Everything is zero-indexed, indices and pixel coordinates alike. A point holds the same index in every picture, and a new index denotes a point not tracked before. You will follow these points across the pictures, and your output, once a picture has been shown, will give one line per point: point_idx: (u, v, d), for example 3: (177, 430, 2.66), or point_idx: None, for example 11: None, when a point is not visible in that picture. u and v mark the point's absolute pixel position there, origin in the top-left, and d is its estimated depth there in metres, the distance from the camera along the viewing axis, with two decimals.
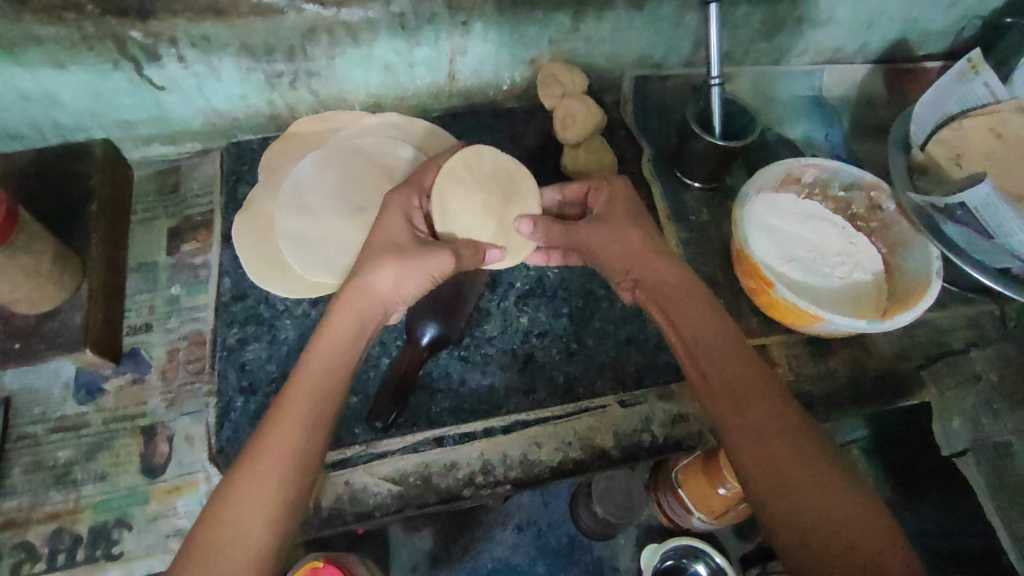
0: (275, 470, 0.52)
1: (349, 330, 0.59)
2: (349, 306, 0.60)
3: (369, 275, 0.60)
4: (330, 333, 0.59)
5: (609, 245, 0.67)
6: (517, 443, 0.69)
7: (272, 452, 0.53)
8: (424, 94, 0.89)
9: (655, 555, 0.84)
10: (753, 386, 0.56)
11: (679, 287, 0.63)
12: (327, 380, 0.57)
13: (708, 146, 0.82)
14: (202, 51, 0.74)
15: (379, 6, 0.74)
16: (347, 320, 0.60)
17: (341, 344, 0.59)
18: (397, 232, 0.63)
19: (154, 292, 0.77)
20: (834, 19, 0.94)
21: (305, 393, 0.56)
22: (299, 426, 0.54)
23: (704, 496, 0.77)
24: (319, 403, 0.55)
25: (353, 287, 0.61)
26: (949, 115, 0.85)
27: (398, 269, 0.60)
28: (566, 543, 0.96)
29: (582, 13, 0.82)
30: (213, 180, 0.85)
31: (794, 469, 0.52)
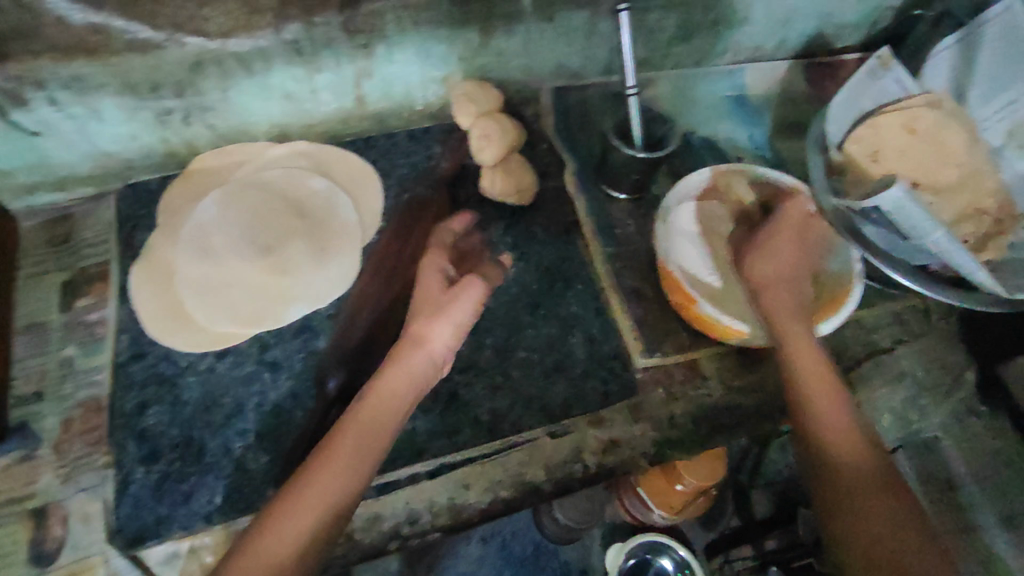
0: (315, 512, 0.52)
1: (406, 387, 0.61)
2: (406, 359, 0.63)
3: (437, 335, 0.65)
4: (387, 388, 0.61)
5: (772, 255, 0.71)
6: (445, 488, 0.67)
7: (318, 491, 0.53)
8: (333, 120, 0.85)
9: (620, 553, 1.05)
10: (832, 405, 0.63)
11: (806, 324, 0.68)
12: (379, 425, 0.59)
13: (629, 159, 0.80)
14: (77, 92, 0.68)
15: (268, 33, 0.69)
16: (398, 373, 0.62)
17: (392, 395, 0.60)
18: (434, 285, 0.68)
19: (45, 355, 0.71)
20: (750, 18, 0.93)
21: (356, 434, 0.58)
22: (345, 462, 0.56)
23: (666, 494, 0.98)
24: (367, 446, 0.57)
25: (410, 343, 0.64)
26: (865, 111, 0.85)
27: (450, 319, 0.66)
28: (532, 549, 1.16)
29: (489, 28, 0.79)
30: (109, 228, 0.79)
31: (867, 496, 0.57)
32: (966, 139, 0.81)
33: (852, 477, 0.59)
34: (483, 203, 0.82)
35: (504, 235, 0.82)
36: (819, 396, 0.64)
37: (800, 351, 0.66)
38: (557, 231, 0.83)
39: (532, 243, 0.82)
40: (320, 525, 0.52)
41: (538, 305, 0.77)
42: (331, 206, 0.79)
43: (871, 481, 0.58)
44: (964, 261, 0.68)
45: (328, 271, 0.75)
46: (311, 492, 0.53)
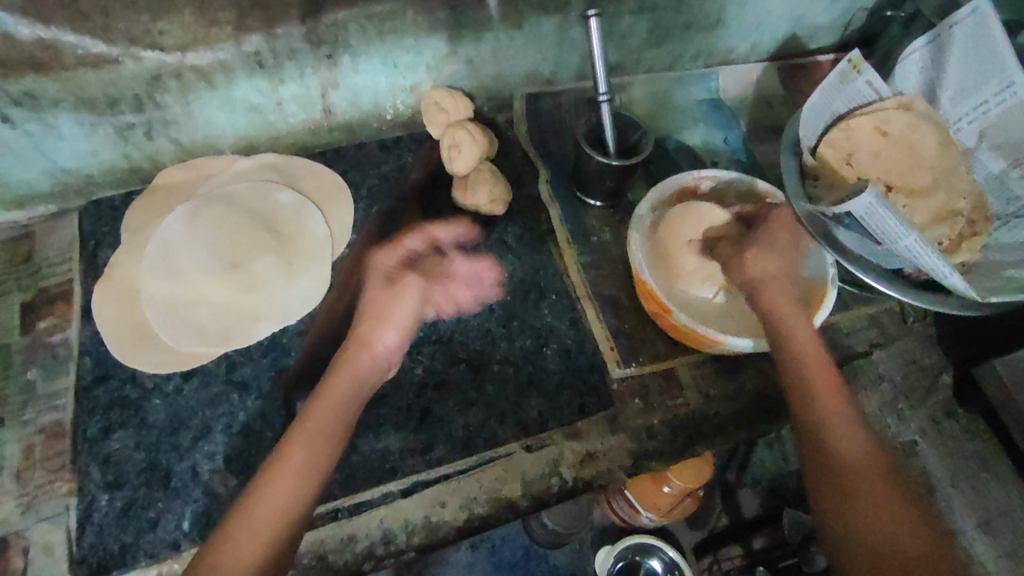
0: (270, 529, 0.53)
1: (349, 392, 0.62)
2: (351, 363, 0.64)
3: (377, 341, 0.66)
4: (334, 390, 0.62)
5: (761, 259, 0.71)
6: (419, 507, 0.65)
7: (267, 507, 0.53)
8: (301, 131, 0.83)
9: (609, 556, 1.04)
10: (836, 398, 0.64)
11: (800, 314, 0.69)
12: (326, 437, 0.58)
13: (602, 166, 0.79)
14: (31, 108, 0.66)
15: (229, 46, 0.68)
16: (345, 380, 0.63)
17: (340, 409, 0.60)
18: (380, 297, 0.69)
19: (6, 380, 0.69)
20: (721, 21, 0.92)
21: (303, 450, 0.57)
22: (298, 478, 0.55)
23: (654, 497, 0.99)
24: (316, 454, 0.57)
25: (356, 349, 0.66)
26: (839, 114, 0.85)
27: (387, 324, 0.67)
28: (521, 554, 1.16)
29: (457, 36, 0.78)
30: (72, 245, 0.77)
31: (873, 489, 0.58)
32: (938, 139, 0.81)
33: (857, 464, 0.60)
34: (456, 214, 0.81)
35: (476, 246, 0.81)
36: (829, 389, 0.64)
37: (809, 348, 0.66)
38: (530, 240, 0.82)
39: (505, 254, 0.81)
40: (274, 542, 0.52)
41: (512, 317, 0.76)
42: (298, 221, 0.78)
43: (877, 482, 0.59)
44: (936, 265, 0.68)
45: (295, 287, 0.73)
46: (262, 508, 0.53)
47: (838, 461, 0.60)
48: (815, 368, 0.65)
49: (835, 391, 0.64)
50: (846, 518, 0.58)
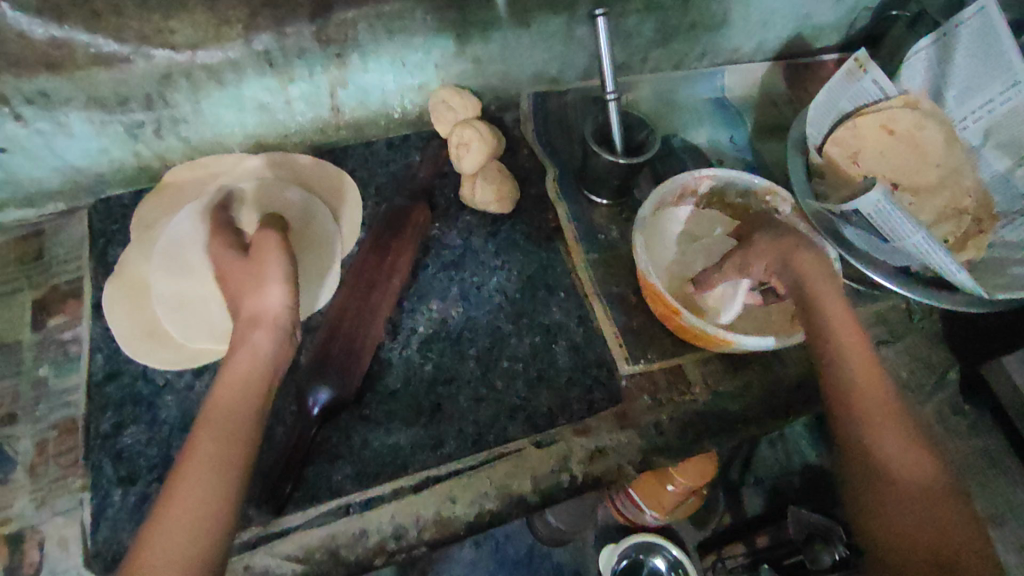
0: (187, 517, 0.46)
1: (251, 368, 0.56)
2: (244, 339, 0.58)
3: (254, 293, 0.60)
4: (233, 372, 0.56)
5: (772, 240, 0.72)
6: (430, 502, 0.65)
7: (180, 500, 0.47)
8: (309, 130, 0.84)
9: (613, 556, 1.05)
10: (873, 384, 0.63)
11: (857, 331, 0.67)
12: (231, 409, 0.53)
13: (609, 165, 0.79)
14: (43, 106, 0.67)
15: (239, 44, 0.69)
16: (243, 353, 0.57)
17: (237, 385, 0.55)
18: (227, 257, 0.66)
19: (18, 376, 0.70)
20: (727, 21, 0.93)
21: (209, 440, 0.51)
22: (208, 461, 0.50)
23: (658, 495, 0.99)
24: (230, 435, 0.51)
25: (245, 323, 0.59)
26: (844, 113, 0.85)
27: (258, 284, 0.61)
28: (525, 552, 1.16)
29: (465, 35, 0.78)
30: (82, 243, 0.77)
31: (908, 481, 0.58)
32: (945, 138, 0.82)
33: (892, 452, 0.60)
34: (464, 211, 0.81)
35: (485, 243, 0.81)
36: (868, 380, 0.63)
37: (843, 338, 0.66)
38: (538, 237, 0.83)
39: (513, 251, 0.81)
40: (197, 535, 0.46)
41: (521, 314, 0.76)
42: (306, 217, 0.78)
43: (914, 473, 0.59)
44: (943, 262, 0.69)
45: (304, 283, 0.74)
46: (175, 507, 0.47)
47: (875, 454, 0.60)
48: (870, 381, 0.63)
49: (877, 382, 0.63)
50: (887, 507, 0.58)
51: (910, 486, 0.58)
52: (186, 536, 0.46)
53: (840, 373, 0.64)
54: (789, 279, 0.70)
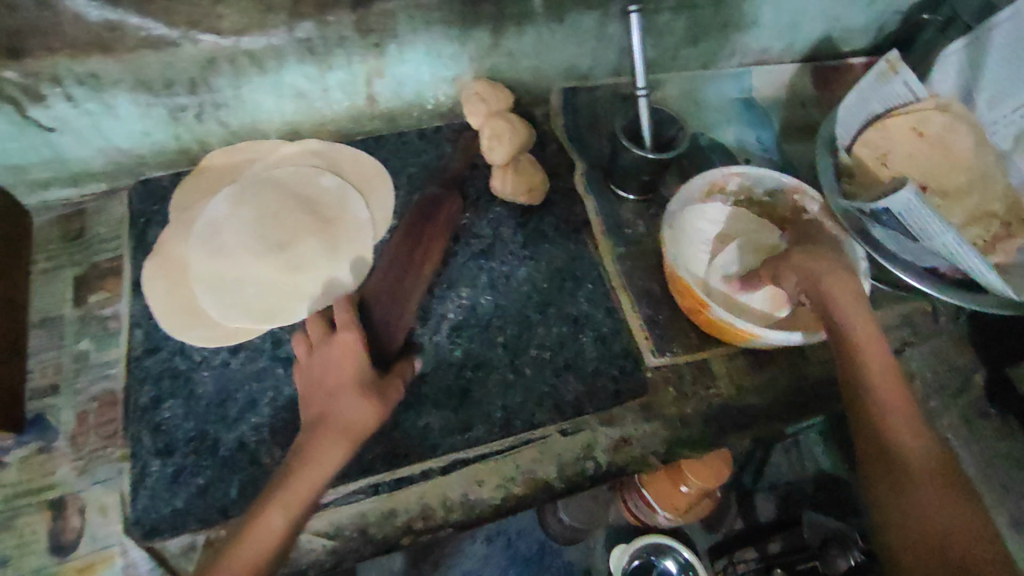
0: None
1: (331, 467, 0.59)
2: (334, 431, 0.60)
3: (349, 403, 0.61)
4: (320, 459, 0.59)
5: (813, 261, 0.67)
6: (457, 485, 0.67)
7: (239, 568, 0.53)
8: (344, 119, 0.85)
9: (625, 555, 1.05)
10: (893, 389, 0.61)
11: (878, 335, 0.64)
12: (306, 490, 0.57)
13: (638, 159, 0.80)
14: (92, 88, 0.69)
15: (282, 32, 0.70)
16: (332, 451, 0.59)
17: (321, 469, 0.58)
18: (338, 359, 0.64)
19: (61, 349, 0.72)
20: (757, 21, 0.94)
21: (278, 517, 0.56)
22: (274, 539, 0.55)
23: (670, 496, 0.99)
24: (294, 516, 0.56)
25: (335, 417, 0.61)
26: (874, 114, 0.85)
27: (362, 400, 0.61)
28: (537, 549, 1.17)
29: (500, 29, 0.80)
30: (122, 223, 0.80)
31: (924, 492, 0.56)
32: (975, 141, 0.82)
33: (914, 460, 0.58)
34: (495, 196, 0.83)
35: (514, 234, 0.82)
36: (881, 379, 0.61)
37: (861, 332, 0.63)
38: (567, 230, 0.84)
39: (542, 242, 0.82)
40: None
41: (549, 304, 0.77)
42: (341, 204, 0.80)
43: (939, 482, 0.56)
44: (973, 263, 0.68)
45: (337, 266, 0.75)
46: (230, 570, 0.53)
47: (897, 459, 0.58)
48: (890, 385, 0.61)
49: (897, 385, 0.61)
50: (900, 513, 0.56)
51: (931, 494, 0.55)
52: None
53: (864, 390, 0.62)
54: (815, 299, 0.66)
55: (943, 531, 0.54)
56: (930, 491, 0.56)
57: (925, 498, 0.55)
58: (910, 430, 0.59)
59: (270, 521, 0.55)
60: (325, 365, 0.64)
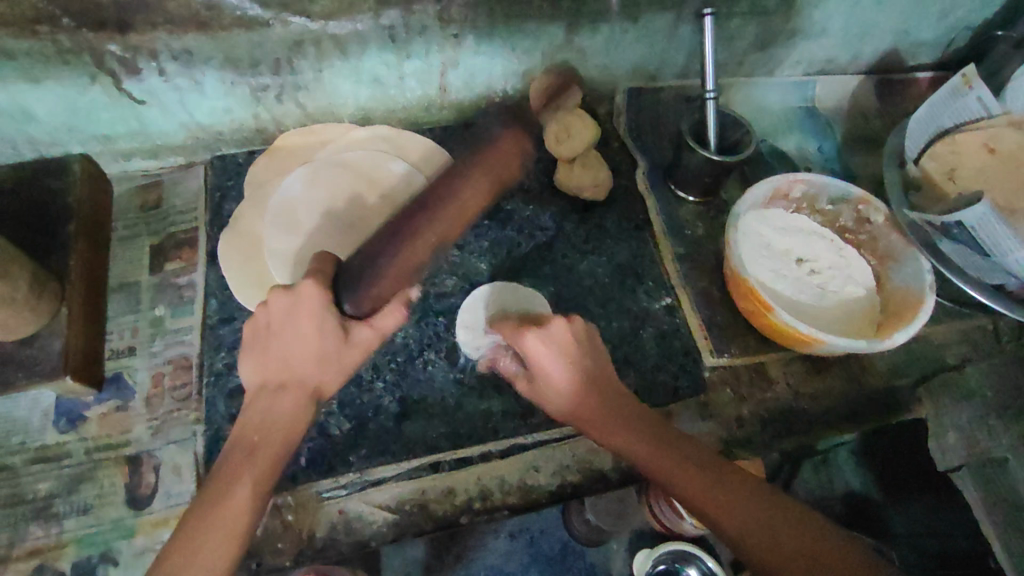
0: (212, 557, 0.54)
1: (290, 427, 0.60)
2: (292, 393, 0.61)
3: (319, 374, 0.62)
4: (285, 425, 0.60)
5: (594, 349, 0.65)
6: (515, 469, 0.69)
7: (217, 535, 0.55)
8: (415, 107, 0.87)
9: (647, 560, 0.97)
10: (621, 423, 0.63)
11: (600, 392, 0.64)
12: (269, 451, 0.59)
13: (703, 160, 0.81)
14: (184, 64, 0.71)
15: (368, 18, 0.72)
16: (299, 406, 0.61)
17: (281, 429, 0.60)
18: (314, 328, 0.62)
19: (138, 314, 0.75)
20: (827, 30, 0.93)
21: (248, 486, 0.57)
22: (238, 524, 0.56)
23: None
24: (263, 475, 0.58)
25: (296, 378, 0.62)
26: (942, 129, 0.85)
27: (329, 367, 0.62)
28: (558, 549, 1.13)
29: (576, 25, 0.81)
30: (198, 195, 0.82)
31: (754, 511, 0.59)
32: None
33: (688, 491, 0.60)
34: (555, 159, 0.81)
35: (577, 228, 0.83)
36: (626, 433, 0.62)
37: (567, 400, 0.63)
38: (627, 227, 0.85)
39: (604, 239, 0.83)
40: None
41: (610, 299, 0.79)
42: (409, 188, 0.81)
43: (755, 510, 0.59)
44: None
45: None
46: (201, 554, 0.54)
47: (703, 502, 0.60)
48: (647, 439, 0.62)
49: (624, 426, 0.63)
50: (753, 544, 0.57)
51: (759, 520, 0.58)
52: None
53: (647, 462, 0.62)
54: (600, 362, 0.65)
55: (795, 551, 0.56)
56: (763, 515, 0.58)
57: (763, 525, 0.58)
58: (654, 462, 0.61)
59: (241, 486, 0.57)
60: (286, 322, 0.62)
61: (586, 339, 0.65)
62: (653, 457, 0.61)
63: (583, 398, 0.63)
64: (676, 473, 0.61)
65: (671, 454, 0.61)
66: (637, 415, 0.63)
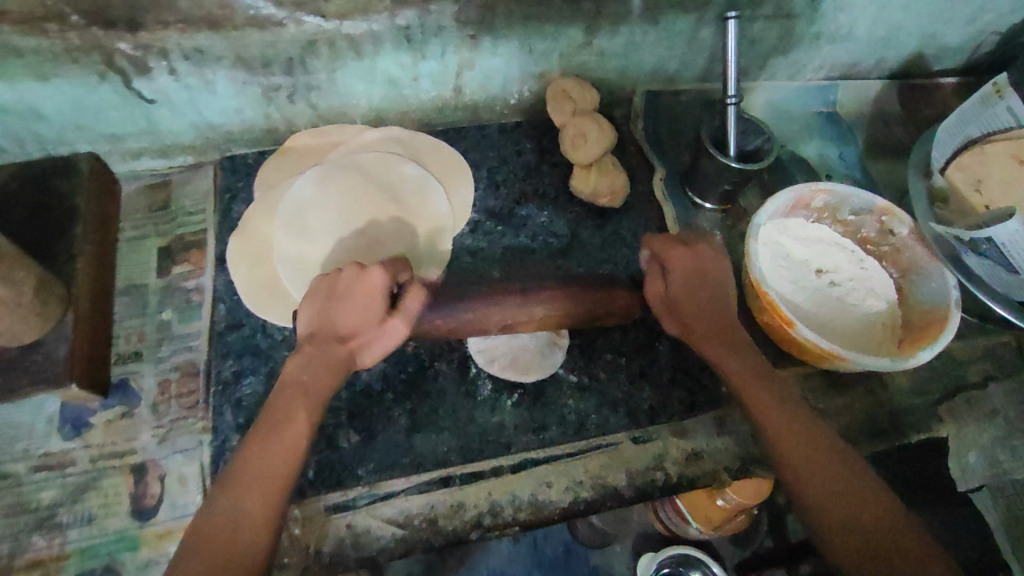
0: (270, 469, 0.55)
1: (337, 363, 0.61)
2: (328, 344, 0.61)
3: (364, 339, 0.62)
4: (333, 357, 0.61)
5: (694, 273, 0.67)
6: (527, 483, 0.67)
7: (266, 450, 0.55)
8: (428, 109, 0.85)
9: (652, 561, 0.95)
10: (717, 339, 0.66)
11: (704, 313, 0.67)
12: (322, 383, 0.60)
13: (722, 167, 0.78)
14: (195, 63, 0.69)
15: (383, 18, 0.70)
16: (324, 357, 0.61)
17: (320, 372, 0.60)
18: (357, 314, 0.61)
19: (145, 318, 0.73)
20: (853, 34, 0.91)
21: (302, 415, 0.58)
22: (296, 442, 0.57)
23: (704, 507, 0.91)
24: (306, 409, 0.59)
25: (339, 334, 0.61)
26: (970, 138, 0.81)
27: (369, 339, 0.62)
28: (562, 553, 1.05)
29: (596, 27, 0.78)
30: (207, 197, 0.80)
31: (812, 455, 0.59)
32: None
33: (765, 419, 0.61)
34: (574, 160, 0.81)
35: (593, 236, 0.81)
36: (716, 351, 0.66)
37: (672, 302, 0.67)
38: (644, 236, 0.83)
39: (620, 247, 0.81)
40: (268, 497, 0.54)
41: None
42: (422, 192, 0.80)
43: (816, 456, 0.59)
44: None
45: (417, 254, 0.76)
46: (255, 465, 0.55)
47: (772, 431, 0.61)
48: (733, 361, 0.65)
49: (721, 342, 0.66)
50: (809, 484, 0.58)
51: (826, 463, 0.58)
52: (257, 493, 0.54)
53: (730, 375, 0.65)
54: (692, 299, 0.67)
55: (847, 503, 0.56)
56: (825, 461, 0.58)
57: (823, 471, 0.58)
58: (739, 383, 0.64)
59: (295, 413, 0.58)
60: (341, 284, 0.62)
61: (699, 279, 0.67)
62: (736, 375, 0.64)
63: (688, 314, 0.67)
64: (758, 399, 0.62)
65: (755, 376, 0.64)
66: (732, 335, 0.67)
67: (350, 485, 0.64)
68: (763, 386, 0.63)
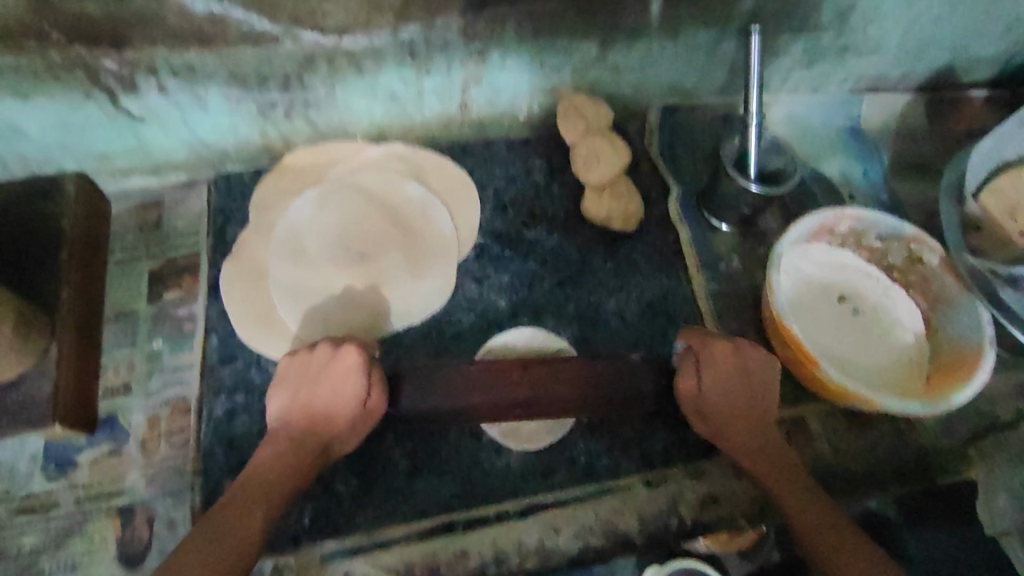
0: (233, 515, 0.54)
1: (307, 423, 0.60)
2: (297, 402, 0.61)
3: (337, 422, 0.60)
4: (308, 416, 0.60)
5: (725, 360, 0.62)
6: (534, 530, 0.63)
7: (234, 500, 0.55)
8: (433, 124, 0.81)
9: None
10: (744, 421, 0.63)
11: (738, 397, 0.62)
12: (300, 438, 0.60)
13: (742, 190, 0.73)
14: (186, 80, 0.65)
15: (386, 33, 0.66)
16: (297, 421, 0.60)
17: (297, 428, 0.60)
18: (339, 396, 0.59)
19: (134, 347, 0.70)
20: (881, 47, 0.86)
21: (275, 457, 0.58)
22: (267, 487, 0.56)
23: None
24: (281, 458, 0.58)
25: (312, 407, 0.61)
26: (1008, 160, 0.77)
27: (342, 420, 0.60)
28: None
29: (611, 41, 0.74)
30: (200, 218, 0.77)
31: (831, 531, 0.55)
32: None
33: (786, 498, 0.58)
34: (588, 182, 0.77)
35: (605, 261, 0.78)
36: (737, 431, 0.63)
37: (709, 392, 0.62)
38: (657, 262, 0.79)
39: (633, 273, 0.77)
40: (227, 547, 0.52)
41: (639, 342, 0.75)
42: (425, 215, 0.76)
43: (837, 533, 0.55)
44: None
45: (420, 290, 0.73)
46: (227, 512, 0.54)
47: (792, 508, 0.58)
48: (755, 444, 0.62)
49: (743, 422, 0.63)
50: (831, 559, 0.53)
51: (847, 539, 0.54)
52: (210, 540, 0.52)
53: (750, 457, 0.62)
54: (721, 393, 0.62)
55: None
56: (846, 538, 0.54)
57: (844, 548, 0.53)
58: (759, 466, 0.61)
59: (269, 455, 0.58)
60: (309, 367, 0.61)
61: (743, 373, 0.62)
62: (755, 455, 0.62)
63: (721, 396, 0.62)
64: (778, 480, 0.60)
65: (774, 460, 0.61)
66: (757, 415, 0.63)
67: (344, 533, 0.62)
68: (781, 466, 0.61)
